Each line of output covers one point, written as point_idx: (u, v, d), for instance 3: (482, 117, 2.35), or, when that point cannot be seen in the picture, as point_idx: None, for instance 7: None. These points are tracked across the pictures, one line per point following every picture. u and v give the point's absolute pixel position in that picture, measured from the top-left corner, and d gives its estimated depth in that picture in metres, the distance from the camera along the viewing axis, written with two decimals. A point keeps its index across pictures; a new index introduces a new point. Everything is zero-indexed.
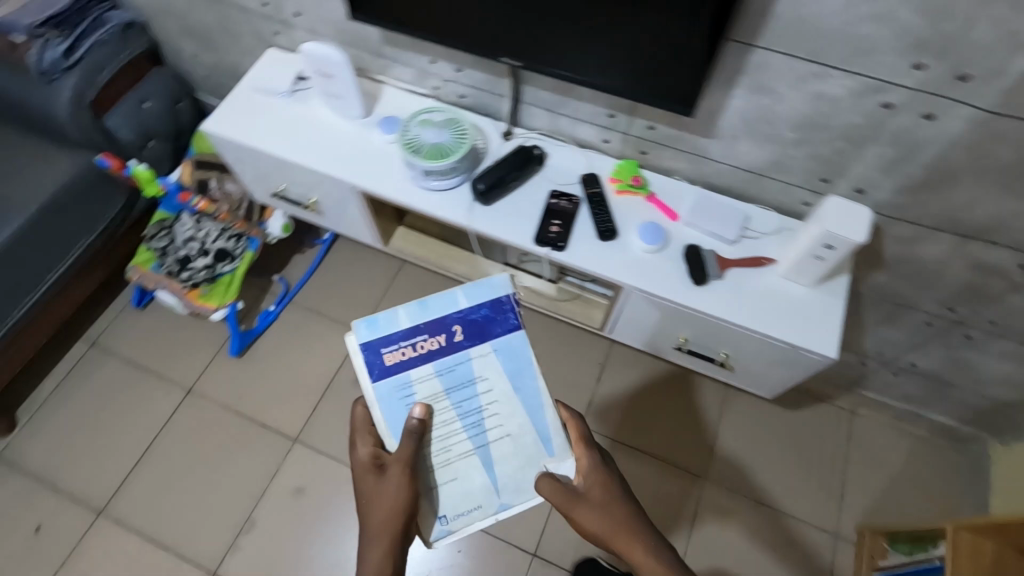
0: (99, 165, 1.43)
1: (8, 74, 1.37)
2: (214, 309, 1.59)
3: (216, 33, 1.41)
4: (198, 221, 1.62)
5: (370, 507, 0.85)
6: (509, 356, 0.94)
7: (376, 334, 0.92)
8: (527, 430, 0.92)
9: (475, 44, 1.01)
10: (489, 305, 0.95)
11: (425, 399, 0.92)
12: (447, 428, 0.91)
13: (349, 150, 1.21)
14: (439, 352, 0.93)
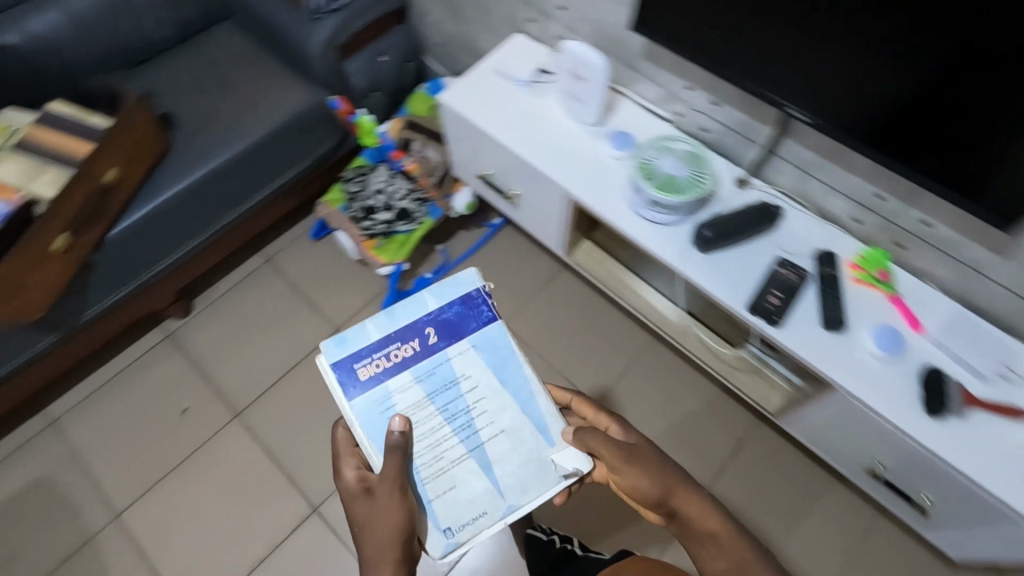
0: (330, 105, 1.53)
1: (280, 4, 1.47)
2: (384, 264, 1.63)
3: (469, 7, 1.42)
4: (393, 177, 1.67)
5: (367, 531, 0.85)
6: (484, 348, 0.95)
7: (346, 351, 0.91)
8: (520, 423, 0.94)
9: (771, 84, 0.95)
10: (459, 303, 0.95)
11: (404, 407, 0.91)
12: (437, 434, 0.91)
13: (573, 155, 1.16)
14: (416, 357, 0.93)
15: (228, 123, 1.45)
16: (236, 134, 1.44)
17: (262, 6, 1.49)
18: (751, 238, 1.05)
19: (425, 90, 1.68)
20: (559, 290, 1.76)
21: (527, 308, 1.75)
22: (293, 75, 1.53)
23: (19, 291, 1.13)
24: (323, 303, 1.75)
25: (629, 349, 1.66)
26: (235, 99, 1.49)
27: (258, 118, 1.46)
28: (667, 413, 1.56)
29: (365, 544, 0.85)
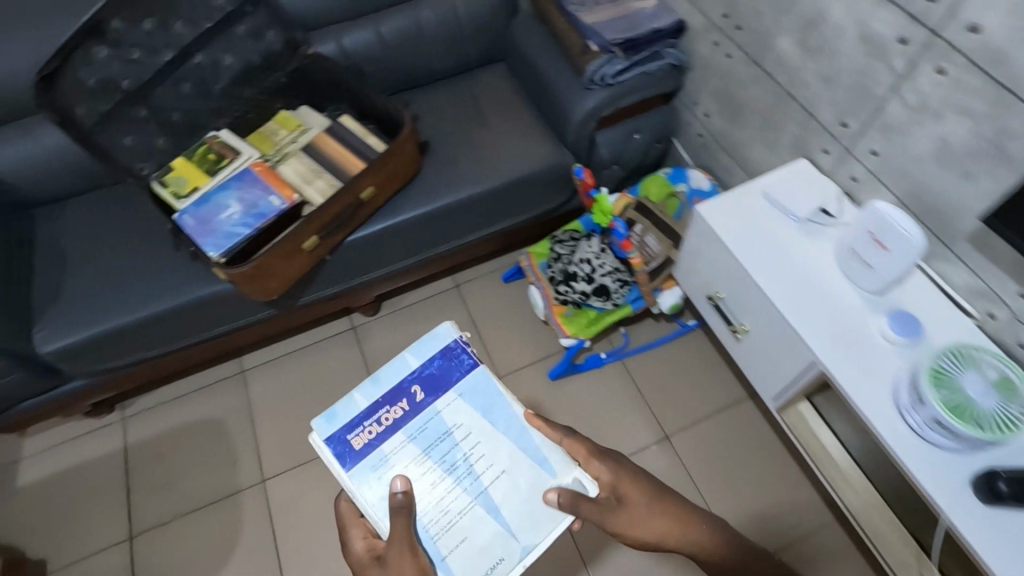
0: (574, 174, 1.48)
1: (558, 65, 1.48)
2: (567, 335, 1.57)
3: (751, 114, 1.32)
4: (603, 251, 1.62)
5: None
6: (472, 393, 0.87)
7: (339, 421, 0.83)
8: (520, 458, 0.83)
9: None
10: (440, 356, 0.88)
11: (406, 467, 0.82)
12: (437, 490, 0.81)
13: (839, 322, 1.02)
14: (409, 419, 0.85)
15: (473, 164, 1.50)
16: (478, 177, 1.48)
17: (540, 63, 1.52)
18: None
19: (666, 176, 1.59)
20: (736, 422, 1.59)
21: (696, 427, 1.60)
22: (544, 133, 1.55)
23: (266, 278, 1.24)
24: (493, 347, 1.75)
25: (798, 519, 1.46)
26: (486, 142, 1.53)
27: (501, 167, 1.49)
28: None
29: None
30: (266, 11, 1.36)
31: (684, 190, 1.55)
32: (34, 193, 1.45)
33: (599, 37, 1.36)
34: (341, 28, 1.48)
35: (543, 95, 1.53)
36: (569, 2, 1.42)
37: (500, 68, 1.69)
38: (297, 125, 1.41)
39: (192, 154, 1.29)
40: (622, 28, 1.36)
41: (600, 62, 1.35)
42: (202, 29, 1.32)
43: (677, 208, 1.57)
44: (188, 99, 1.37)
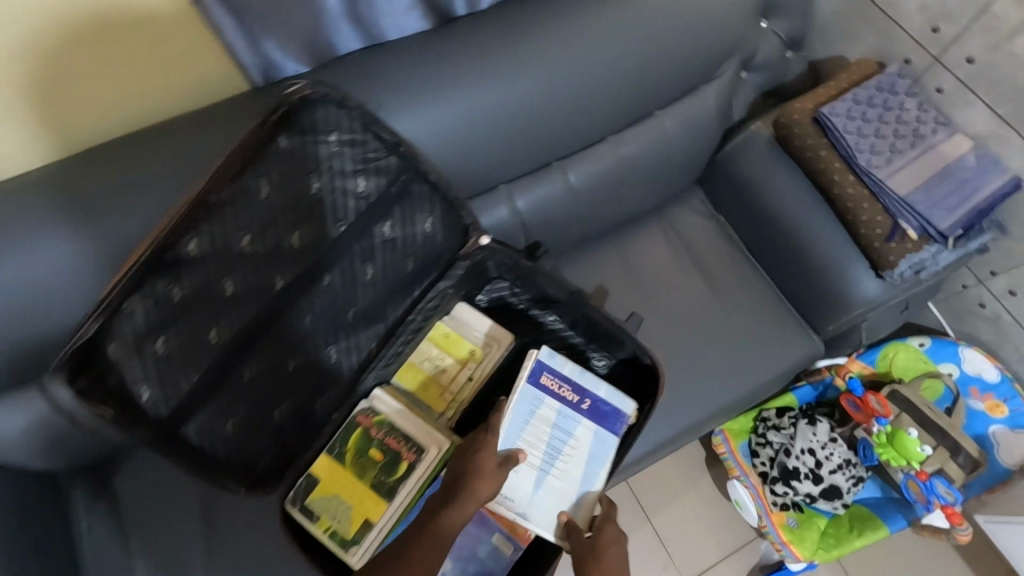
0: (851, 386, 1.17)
1: (824, 230, 1.04)
2: (797, 558, 1.24)
3: None
4: (832, 439, 1.24)
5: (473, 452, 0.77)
6: (607, 443, 0.88)
7: (548, 362, 0.90)
8: (567, 490, 0.85)
9: None
10: (614, 412, 0.90)
11: (531, 423, 0.87)
12: (530, 450, 0.86)
13: None
14: (566, 405, 0.89)
15: (702, 369, 1.09)
16: (713, 389, 1.08)
17: (792, 218, 1.06)
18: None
19: (923, 349, 1.21)
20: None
21: None
22: (785, 311, 1.13)
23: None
24: (675, 542, 1.39)
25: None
26: (709, 330, 1.11)
27: (740, 370, 1.09)
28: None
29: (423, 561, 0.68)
30: (425, 190, 0.86)
31: (954, 374, 1.19)
32: (62, 468, 0.94)
33: (920, 221, 0.94)
34: (514, 185, 0.99)
35: (789, 265, 1.09)
36: (859, 153, 0.98)
37: (699, 196, 1.22)
38: (467, 351, 0.95)
39: (339, 446, 0.82)
40: (951, 205, 0.94)
41: (919, 257, 0.95)
42: (331, 234, 0.82)
43: (940, 395, 1.18)
44: (310, 336, 0.86)
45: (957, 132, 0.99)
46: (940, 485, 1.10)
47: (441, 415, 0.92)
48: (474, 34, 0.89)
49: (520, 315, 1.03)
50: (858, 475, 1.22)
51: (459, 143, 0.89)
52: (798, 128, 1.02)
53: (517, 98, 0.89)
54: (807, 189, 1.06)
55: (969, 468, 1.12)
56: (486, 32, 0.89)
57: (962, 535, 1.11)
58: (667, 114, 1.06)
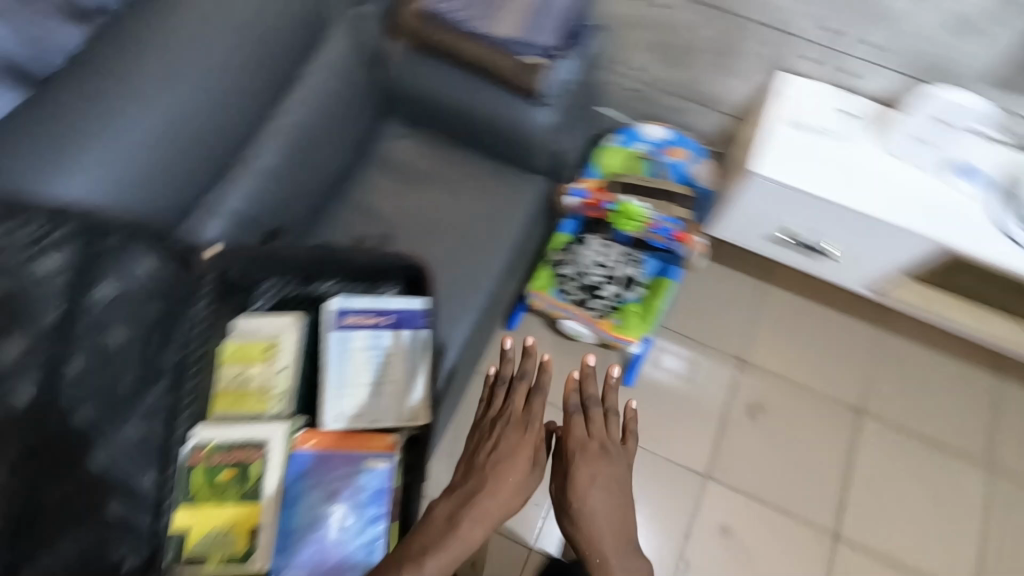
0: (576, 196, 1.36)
1: (487, 94, 1.22)
2: (633, 342, 1.50)
3: (703, 53, 1.29)
4: (606, 245, 1.55)
5: (517, 418, 0.97)
6: (420, 343, 0.97)
7: (348, 305, 0.96)
8: (399, 385, 0.94)
9: None
10: (413, 315, 0.98)
11: (351, 357, 0.94)
12: (360, 378, 0.93)
13: (917, 194, 1.11)
14: (376, 329, 0.96)
15: (473, 250, 1.24)
16: (491, 258, 1.23)
17: (460, 98, 1.24)
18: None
19: (618, 142, 1.49)
20: (779, 305, 1.74)
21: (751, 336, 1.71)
22: (506, 172, 1.33)
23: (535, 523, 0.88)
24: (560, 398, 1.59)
25: (875, 344, 1.70)
26: (463, 217, 1.26)
27: (500, 233, 1.26)
28: (935, 398, 1.65)
29: (443, 554, 0.79)
30: (121, 238, 0.84)
31: (647, 148, 1.49)
32: None
33: (536, 46, 1.16)
34: (215, 197, 1.04)
35: (483, 135, 1.28)
36: (467, 23, 1.18)
37: (393, 126, 1.36)
38: (263, 350, 0.99)
39: (189, 492, 0.87)
40: (546, 25, 1.17)
41: (555, 73, 1.16)
42: (44, 325, 0.76)
43: (647, 167, 1.48)
44: (95, 428, 0.79)
45: None
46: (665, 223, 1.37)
47: (272, 410, 0.96)
48: (81, 86, 0.90)
49: (296, 299, 1.07)
50: (636, 258, 1.54)
51: (130, 183, 0.91)
52: (419, 28, 1.19)
53: (160, 119, 0.94)
54: (456, 71, 1.23)
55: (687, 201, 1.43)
56: (89, 79, 0.91)
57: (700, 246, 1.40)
58: (312, 73, 1.15)
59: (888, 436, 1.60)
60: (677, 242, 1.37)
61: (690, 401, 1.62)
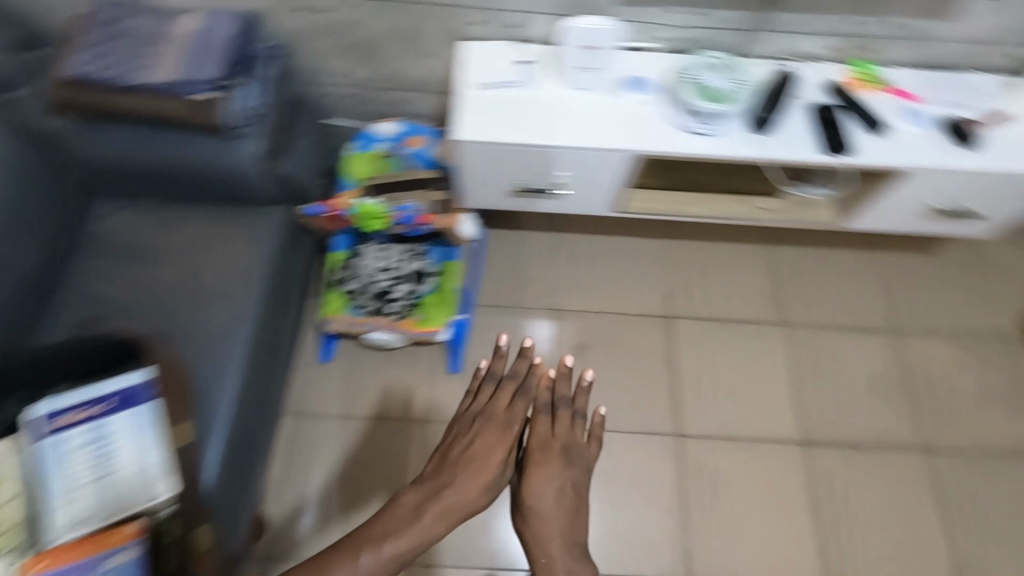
0: (313, 212, 1.33)
1: (174, 142, 1.15)
2: (440, 330, 1.52)
3: (387, 43, 1.31)
4: (385, 249, 1.56)
5: (494, 416, 1.23)
6: (144, 418, 0.87)
7: (47, 404, 0.84)
8: (127, 470, 0.84)
9: None
10: (129, 390, 0.88)
11: (61, 462, 0.82)
12: (77, 480, 0.82)
13: (604, 115, 1.21)
14: (87, 421, 0.85)
15: (219, 301, 1.18)
16: (239, 306, 1.18)
17: (148, 155, 1.16)
18: (789, 97, 1.24)
19: (357, 149, 1.50)
20: (576, 246, 1.85)
21: (558, 282, 1.81)
22: (235, 213, 1.28)
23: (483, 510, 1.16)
24: (394, 408, 1.59)
25: (664, 250, 1.86)
26: (197, 271, 1.20)
27: (243, 276, 1.21)
28: (726, 278, 1.83)
29: (404, 534, 1.09)
30: None
31: (386, 146, 1.51)
32: None
33: (201, 82, 1.12)
34: None
35: (192, 184, 1.22)
36: (118, 79, 1.10)
37: (102, 206, 1.28)
38: None
39: None
40: (206, 60, 1.14)
41: (233, 103, 1.14)
42: None
43: (394, 162, 1.50)
44: None
45: (175, 17, 1.19)
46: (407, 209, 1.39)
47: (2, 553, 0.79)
48: None
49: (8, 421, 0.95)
50: (419, 251, 1.57)
51: None
52: (68, 99, 1.10)
53: None
54: (131, 130, 1.15)
55: (435, 182, 1.47)
56: None
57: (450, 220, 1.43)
58: None
59: (697, 329, 1.76)
60: (421, 225, 1.41)
61: None
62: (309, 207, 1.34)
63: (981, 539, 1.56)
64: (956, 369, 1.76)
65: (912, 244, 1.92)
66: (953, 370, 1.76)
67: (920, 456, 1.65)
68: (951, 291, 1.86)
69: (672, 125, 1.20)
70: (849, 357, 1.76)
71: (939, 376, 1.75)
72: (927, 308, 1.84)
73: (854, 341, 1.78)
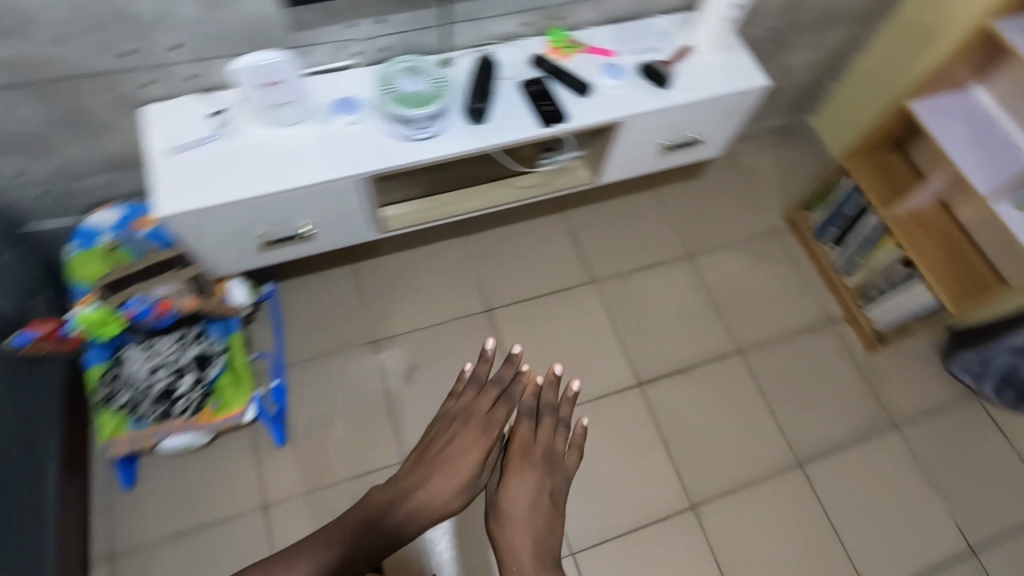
0: (25, 341, 1.24)
1: None
2: (244, 410, 1.42)
3: (59, 127, 1.16)
4: (152, 346, 1.39)
5: (471, 418, 1.18)
6: None
7: None
8: None
9: None
10: None
11: None
12: None
13: (319, 147, 1.16)
14: None
15: None
16: None
17: None
18: (499, 82, 1.27)
19: (77, 249, 1.34)
20: (379, 269, 1.80)
21: (372, 310, 1.75)
22: None
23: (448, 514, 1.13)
24: (225, 502, 1.46)
25: (468, 244, 1.86)
26: None
27: None
28: (532, 254, 1.88)
29: (371, 534, 1.10)
30: None
31: (112, 236, 1.35)
32: None
33: None
34: None
35: None
36: None
37: None
38: None
39: None
40: None
41: None
42: None
43: (125, 253, 1.35)
44: None
45: None
46: (141, 304, 1.32)
47: None
48: None
49: None
50: (194, 334, 1.42)
51: None
52: None
53: None
54: None
55: (173, 263, 1.32)
56: None
57: (194, 301, 1.36)
58: None
59: (517, 312, 1.79)
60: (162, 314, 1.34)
61: (350, 409, 1.60)
62: (21, 335, 1.24)
63: (801, 410, 1.76)
64: (746, 270, 1.96)
65: (686, 170, 2.09)
66: (744, 272, 1.96)
67: (736, 357, 1.82)
68: (724, 203, 2.06)
69: (390, 138, 1.18)
70: (659, 290, 1.89)
71: (735, 281, 1.94)
72: (708, 224, 2.02)
73: (659, 274, 1.91)
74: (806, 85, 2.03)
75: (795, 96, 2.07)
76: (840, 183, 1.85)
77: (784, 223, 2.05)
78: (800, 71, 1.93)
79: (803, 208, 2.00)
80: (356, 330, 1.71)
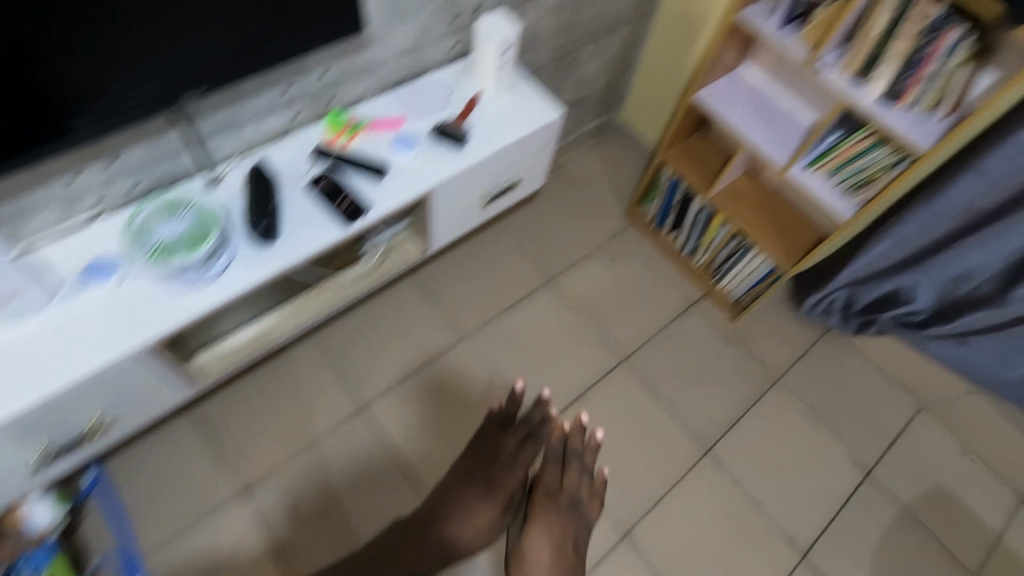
0: None
1: None
2: None
3: None
4: None
5: (500, 461, 1.39)
6: None
7: None
8: None
9: (143, 107, 0.94)
10: None
11: None
12: None
13: (77, 331, 0.96)
14: None
15: None
16: None
17: None
18: (281, 189, 1.14)
19: None
20: (232, 401, 1.59)
21: (232, 452, 1.53)
22: None
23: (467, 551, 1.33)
24: None
25: (323, 342, 1.70)
26: None
27: None
28: (395, 330, 1.76)
29: (414, 553, 1.30)
30: None
31: None
32: None
33: None
34: None
35: None
36: None
37: None
38: None
39: None
40: None
41: None
42: None
43: None
44: None
45: None
46: None
47: None
48: None
49: None
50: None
51: None
52: None
53: None
54: None
55: None
56: None
57: None
58: None
59: (397, 397, 1.67)
60: None
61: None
62: None
63: (693, 397, 1.81)
64: (608, 277, 1.98)
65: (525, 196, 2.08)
66: (607, 280, 1.98)
67: (623, 368, 1.83)
68: (570, 218, 2.07)
69: (165, 293, 1.00)
70: (533, 325, 1.85)
71: (600, 291, 1.95)
72: (561, 243, 2.02)
73: (528, 308, 1.87)
74: (609, 87, 2.09)
75: (602, 99, 2.13)
76: (662, 174, 1.91)
77: (627, 221, 2.10)
78: (598, 77, 1.98)
79: (637, 203, 2.05)
80: (222, 480, 1.50)
